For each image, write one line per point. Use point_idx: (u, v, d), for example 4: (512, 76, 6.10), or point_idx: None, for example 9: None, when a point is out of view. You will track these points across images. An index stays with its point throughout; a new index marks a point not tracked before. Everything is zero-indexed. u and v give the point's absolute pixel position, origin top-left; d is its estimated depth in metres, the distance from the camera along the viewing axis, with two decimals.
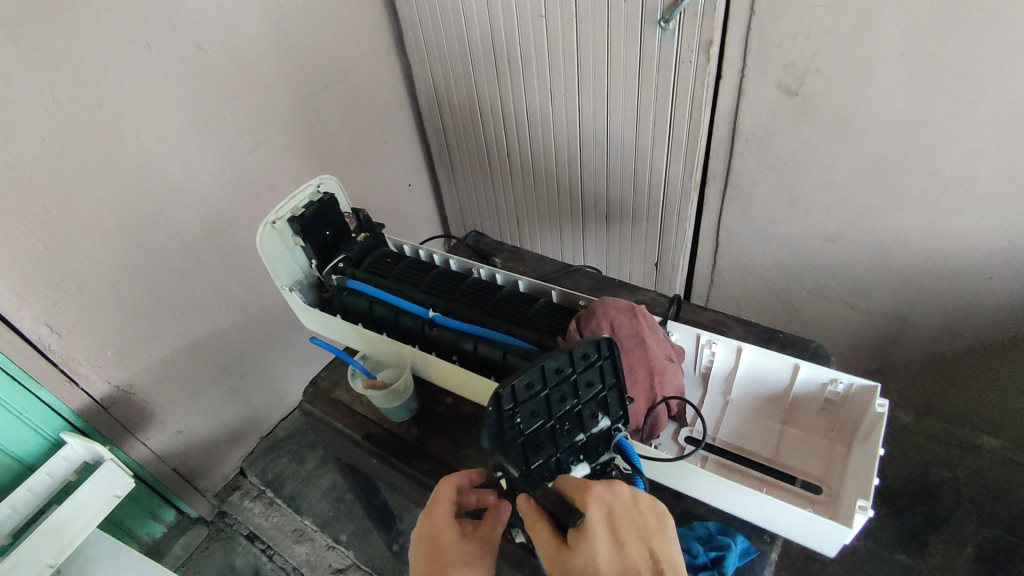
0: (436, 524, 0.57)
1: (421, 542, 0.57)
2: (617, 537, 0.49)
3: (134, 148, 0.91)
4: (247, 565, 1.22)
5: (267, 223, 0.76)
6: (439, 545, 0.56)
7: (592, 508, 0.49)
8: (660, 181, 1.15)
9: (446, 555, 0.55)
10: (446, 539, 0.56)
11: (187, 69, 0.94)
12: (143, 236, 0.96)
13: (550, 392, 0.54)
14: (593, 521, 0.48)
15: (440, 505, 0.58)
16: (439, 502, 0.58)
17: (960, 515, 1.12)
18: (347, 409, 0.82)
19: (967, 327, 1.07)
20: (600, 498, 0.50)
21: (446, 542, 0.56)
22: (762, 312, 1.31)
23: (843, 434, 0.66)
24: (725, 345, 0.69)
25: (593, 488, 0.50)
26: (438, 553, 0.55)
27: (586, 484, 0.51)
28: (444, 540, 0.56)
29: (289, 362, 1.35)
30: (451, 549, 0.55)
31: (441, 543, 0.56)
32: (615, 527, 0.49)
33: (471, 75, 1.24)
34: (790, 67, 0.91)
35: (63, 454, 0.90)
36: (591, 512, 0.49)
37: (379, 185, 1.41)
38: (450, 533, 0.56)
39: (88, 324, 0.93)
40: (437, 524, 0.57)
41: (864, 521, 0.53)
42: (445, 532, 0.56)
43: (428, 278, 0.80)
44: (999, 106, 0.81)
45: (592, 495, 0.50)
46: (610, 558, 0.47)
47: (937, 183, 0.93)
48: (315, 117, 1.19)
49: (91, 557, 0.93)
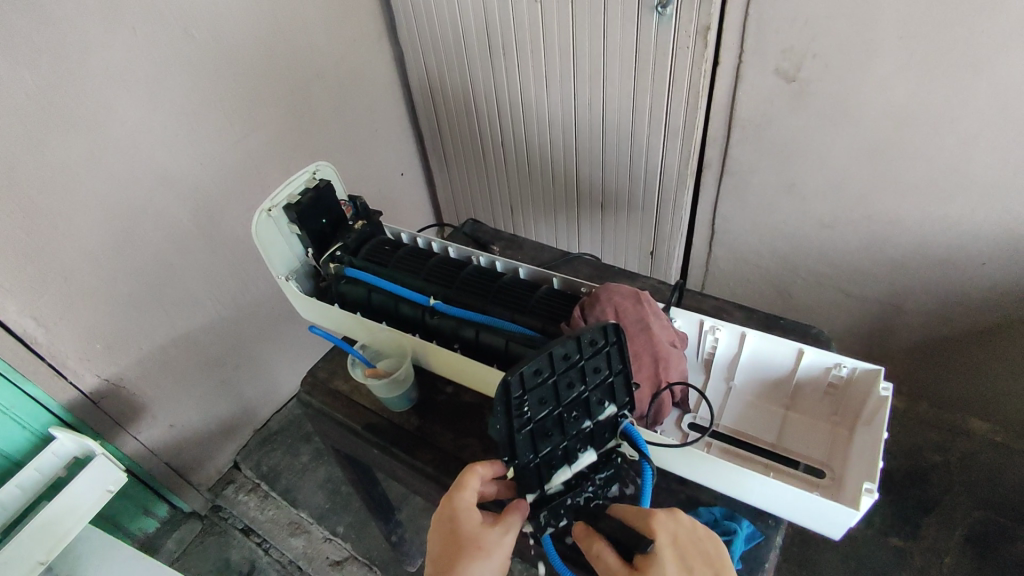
0: (457, 510, 0.56)
1: (441, 523, 0.56)
2: (684, 562, 0.52)
3: (121, 135, 0.88)
4: (242, 559, 1.21)
5: (263, 211, 0.74)
6: (459, 527, 0.55)
7: (659, 534, 0.52)
8: (657, 169, 1.14)
9: (465, 539, 0.54)
10: (467, 523, 0.55)
11: (174, 54, 0.91)
12: (131, 226, 0.94)
13: (558, 379, 0.54)
14: (661, 547, 0.52)
15: (463, 490, 0.56)
16: (463, 488, 0.57)
17: (952, 497, 1.16)
18: (345, 399, 0.81)
19: (959, 313, 1.08)
20: (664, 524, 0.53)
21: (467, 526, 0.55)
22: (758, 300, 1.32)
23: (846, 418, 0.66)
24: (729, 330, 0.69)
25: (657, 515, 0.53)
26: (457, 535, 0.55)
27: (649, 511, 0.54)
28: (465, 524, 0.55)
29: (283, 354, 1.34)
30: (471, 534, 0.54)
31: (461, 527, 0.55)
32: (682, 553, 0.53)
33: (465, 63, 1.22)
34: (788, 53, 0.91)
35: (52, 450, 0.88)
36: (659, 537, 0.52)
37: (371, 175, 1.39)
38: (471, 518, 0.55)
39: (76, 317, 0.91)
40: (459, 508, 0.56)
41: (870, 503, 0.53)
42: (467, 517, 0.56)
43: (428, 266, 0.79)
44: (995, 92, 0.82)
45: (658, 522, 0.53)
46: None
47: (932, 170, 0.93)
48: (307, 106, 1.17)
49: (83, 554, 0.91)
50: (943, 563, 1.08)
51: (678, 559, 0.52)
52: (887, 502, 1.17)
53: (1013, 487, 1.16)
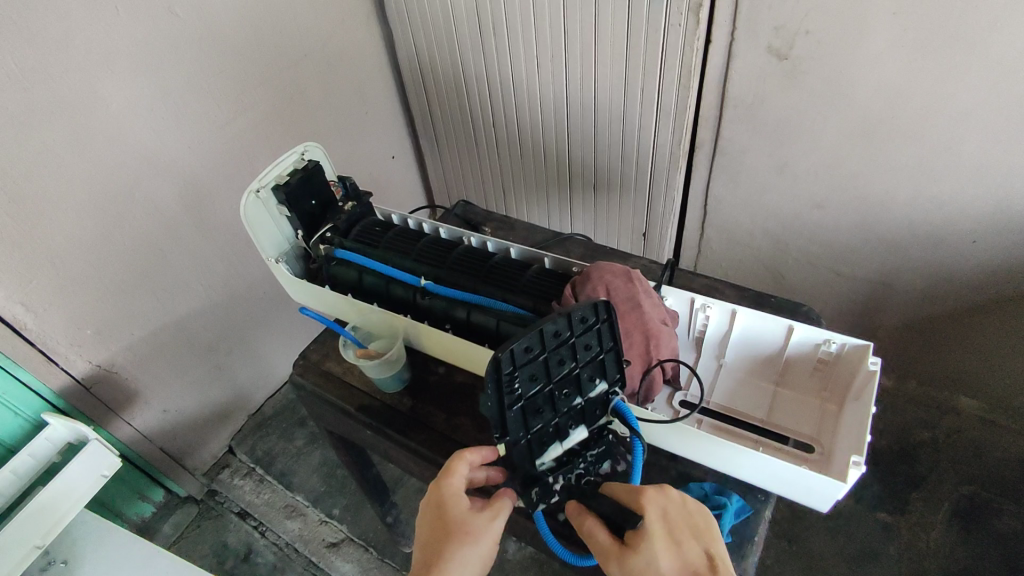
0: (445, 494, 0.56)
1: (430, 509, 0.57)
2: (673, 537, 0.53)
3: (106, 118, 0.87)
4: (239, 542, 1.22)
5: (251, 192, 0.74)
6: (448, 512, 0.55)
7: (648, 511, 0.53)
8: (649, 149, 1.14)
9: (453, 524, 0.55)
10: (455, 508, 0.56)
11: (158, 34, 0.90)
12: (119, 211, 0.93)
13: (549, 356, 0.54)
14: (650, 523, 0.52)
15: (452, 476, 0.57)
16: (452, 474, 0.57)
17: (939, 473, 1.18)
18: (337, 381, 0.81)
19: (948, 291, 1.09)
20: (654, 500, 0.54)
21: (455, 511, 0.55)
22: (750, 280, 1.32)
23: (835, 394, 0.67)
24: (720, 308, 0.69)
25: (646, 491, 0.54)
26: (445, 520, 0.55)
27: (638, 488, 0.55)
28: (453, 509, 0.55)
29: (275, 338, 1.33)
30: (459, 519, 0.55)
31: (450, 512, 0.55)
32: (671, 527, 0.53)
33: (455, 43, 1.21)
34: (780, 30, 0.90)
35: (45, 435, 0.88)
36: (649, 513, 0.53)
37: (361, 158, 1.38)
38: (459, 503, 0.56)
39: (65, 302, 0.90)
40: (447, 494, 0.56)
41: (857, 475, 0.54)
42: (455, 502, 0.56)
43: (419, 247, 0.78)
44: (987, 69, 0.81)
45: (647, 498, 0.54)
46: (669, 557, 0.51)
47: (924, 148, 0.93)
48: (295, 88, 1.15)
49: (79, 538, 0.91)
50: (930, 536, 1.10)
51: (667, 534, 0.52)
52: (874, 478, 1.19)
53: (998, 462, 1.18)
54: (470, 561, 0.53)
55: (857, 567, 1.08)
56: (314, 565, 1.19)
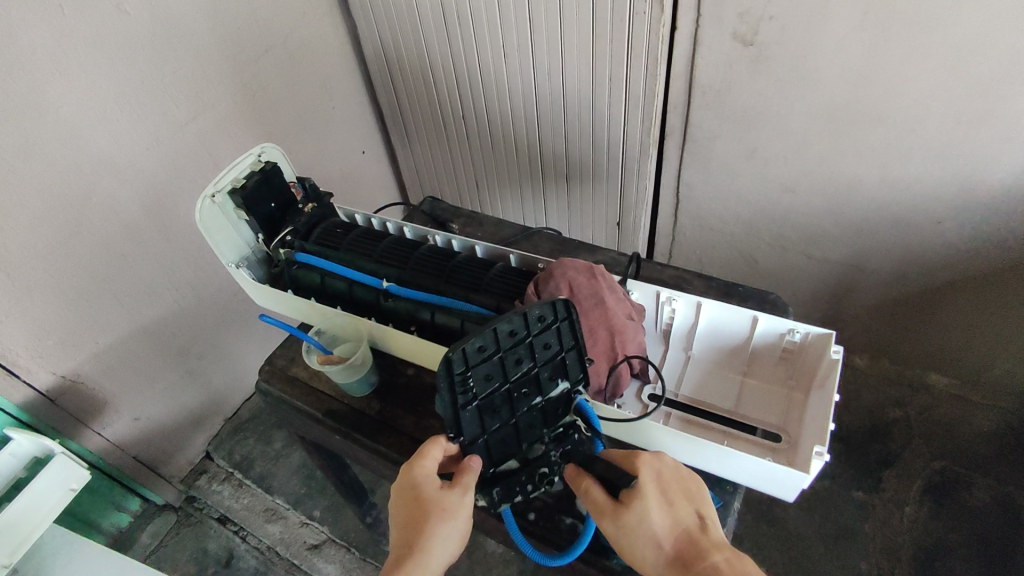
0: (418, 476, 0.55)
1: (402, 492, 0.56)
2: (666, 496, 0.54)
3: (58, 122, 0.84)
4: (220, 548, 1.21)
5: (206, 197, 0.72)
6: (420, 493, 0.55)
7: (643, 472, 0.54)
8: (618, 138, 1.13)
9: (427, 504, 0.54)
10: (428, 489, 0.55)
11: (108, 32, 0.86)
12: (74, 217, 0.89)
13: (505, 355, 0.54)
14: (645, 482, 0.53)
15: (425, 459, 0.56)
16: (424, 457, 0.56)
17: (912, 450, 1.20)
18: (304, 386, 0.80)
19: (917, 271, 1.11)
20: (648, 464, 0.55)
21: (428, 491, 0.54)
22: (723, 266, 1.33)
23: (801, 381, 0.68)
24: (686, 301, 0.69)
25: (641, 455, 0.55)
26: (418, 502, 0.54)
27: (634, 453, 0.56)
28: (426, 490, 0.55)
29: (247, 341, 1.31)
30: (432, 498, 0.54)
31: (422, 493, 0.54)
32: (664, 488, 0.54)
33: (421, 34, 1.17)
34: (744, 16, 0.89)
35: (9, 450, 0.84)
36: (643, 475, 0.54)
37: (328, 155, 1.36)
38: (432, 484, 0.55)
39: (23, 313, 0.87)
40: (419, 476, 0.55)
41: (819, 465, 0.55)
42: (428, 483, 0.55)
43: (381, 247, 0.77)
44: (949, 48, 0.81)
45: (641, 461, 0.55)
46: (660, 515, 0.53)
47: (889, 130, 0.94)
48: (257, 85, 1.12)
49: (50, 554, 0.88)
50: (904, 512, 1.12)
51: (659, 494, 0.54)
52: (849, 458, 1.21)
53: (969, 437, 1.21)
54: (449, 537, 0.53)
55: (835, 546, 1.10)
56: (296, 568, 1.18)
